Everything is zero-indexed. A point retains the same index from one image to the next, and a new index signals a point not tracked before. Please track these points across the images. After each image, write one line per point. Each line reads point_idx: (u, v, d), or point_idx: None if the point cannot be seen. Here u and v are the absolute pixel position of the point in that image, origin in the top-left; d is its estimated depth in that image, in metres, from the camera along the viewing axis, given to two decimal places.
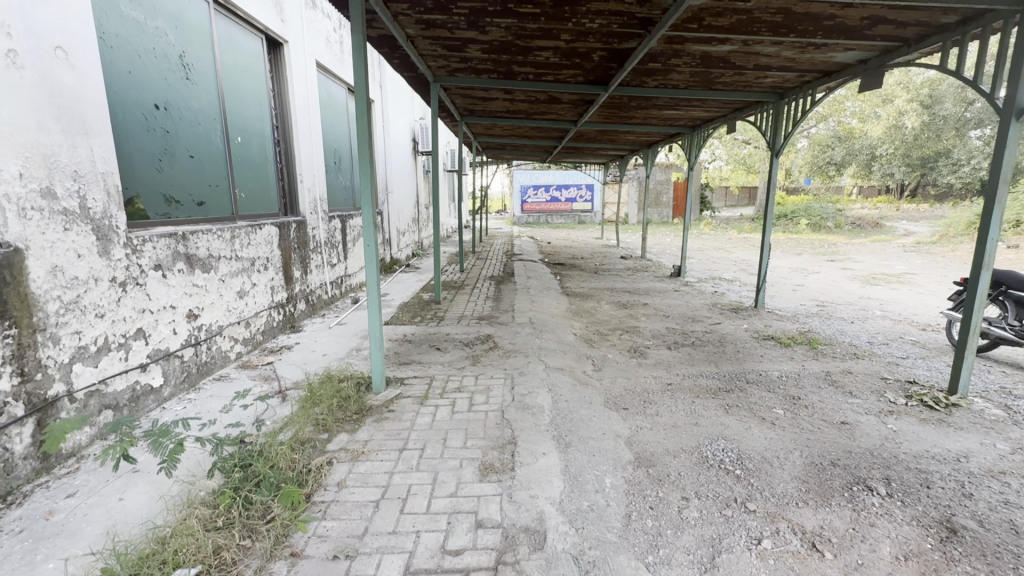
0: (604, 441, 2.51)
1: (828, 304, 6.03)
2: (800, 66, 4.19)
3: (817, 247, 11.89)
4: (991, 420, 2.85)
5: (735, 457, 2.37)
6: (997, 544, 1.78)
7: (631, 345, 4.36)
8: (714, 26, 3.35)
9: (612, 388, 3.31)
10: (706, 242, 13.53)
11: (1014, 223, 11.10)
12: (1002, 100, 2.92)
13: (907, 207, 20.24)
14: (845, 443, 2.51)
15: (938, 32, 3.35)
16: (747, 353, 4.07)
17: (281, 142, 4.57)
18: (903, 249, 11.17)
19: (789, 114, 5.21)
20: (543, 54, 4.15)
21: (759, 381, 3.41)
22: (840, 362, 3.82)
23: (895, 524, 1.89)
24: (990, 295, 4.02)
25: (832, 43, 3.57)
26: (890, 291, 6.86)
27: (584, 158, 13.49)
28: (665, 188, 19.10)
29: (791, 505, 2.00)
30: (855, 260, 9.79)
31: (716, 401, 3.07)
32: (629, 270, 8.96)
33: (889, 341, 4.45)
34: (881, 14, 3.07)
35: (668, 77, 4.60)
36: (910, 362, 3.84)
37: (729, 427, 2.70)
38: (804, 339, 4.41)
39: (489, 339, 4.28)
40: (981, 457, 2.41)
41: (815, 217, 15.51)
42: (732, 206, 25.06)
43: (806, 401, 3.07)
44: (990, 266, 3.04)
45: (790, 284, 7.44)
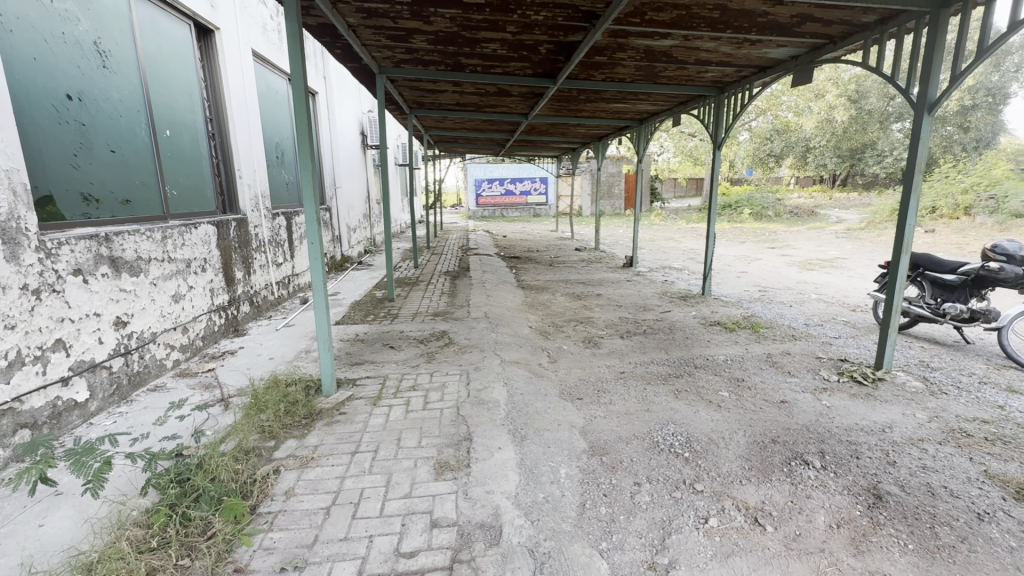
0: (559, 432, 2.55)
1: (769, 289, 6.35)
2: (737, 61, 4.35)
3: (758, 236, 12.49)
4: (912, 392, 3.09)
5: (684, 440, 2.46)
6: (917, 506, 1.93)
7: (585, 336, 4.42)
8: (656, 21, 3.42)
9: (567, 379, 3.35)
10: (657, 232, 13.91)
11: (930, 209, 12.07)
12: (916, 95, 3.14)
13: (840, 196, 21.57)
14: (785, 421, 2.65)
15: (860, 31, 3.56)
16: (695, 339, 4.23)
17: (215, 136, 4.32)
18: (836, 235, 11.92)
19: (729, 107, 5.41)
20: (490, 46, 4.11)
21: (706, 365, 3.55)
22: (779, 344, 4.03)
23: (828, 494, 2.01)
24: (909, 276, 4.32)
25: (765, 39, 3.73)
26: (824, 275, 7.30)
27: (537, 151, 13.51)
28: (616, 180, 19.50)
29: (736, 483, 2.09)
30: (793, 247, 10.34)
31: (667, 386, 3.17)
32: (582, 262, 9.08)
33: (823, 322, 4.74)
34: (807, 12, 3.22)
35: (614, 70, 4.67)
36: (841, 341, 4.10)
37: (679, 411, 2.80)
38: (747, 324, 4.63)
39: (445, 335, 4.24)
40: (903, 427, 2.60)
41: (757, 206, 16.30)
42: (681, 197, 25.94)
43: (749, 382, 3.22)
44: (909, 249, 3.28)
45: (735, 271, 7.77)
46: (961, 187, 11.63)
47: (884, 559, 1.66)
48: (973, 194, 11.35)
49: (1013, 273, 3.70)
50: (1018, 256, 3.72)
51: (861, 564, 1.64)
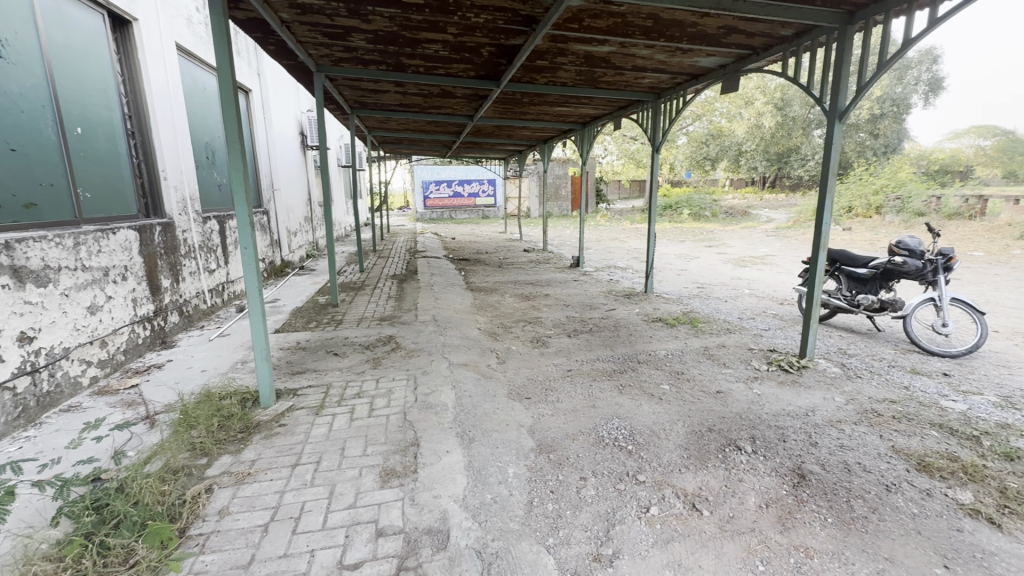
0: (508, 432, 2.56)
1: (706, 286, 6.68)
2: (671, 68, 4.55)
3: (697, 235, 13.11)
4: (832, 377, 3.35)
5: (627, 433, 2.54)
6: (835, 482, 2.10)
7: (533, 336, 4.47)
8: (593, 27, 3.51)
9: (515, 379, 3.37)
10: (603, 233, 14.28)
11: (847, 209, 13.12)
12: (828, 104, 3.41)
13: (769, 197, 23.02)
14: (720, 410, 2.80)
15: (779, 43, 3.82)
16: (639, 335, 4.38)
17: (136, 134, 4.01)
18: (766, 234, 12.71)
19: (665, 112, 5.64)
20: (431, 46, 4.07)
21: (649, 360, 3.69)
22: (716, 337, 4.25)
23: (759, 476, 2.14)
24: (828, 271, 4.68)
25: (695, 48, 3.92)
26: (756, 271, 7.77)
27: (484, 153, 13.53)
28: (563, 182, 19.86)
29: (675, 471, 2.18)
30: (728, 245, 10.93)
31: (611, 382, 3.27)
32: (531, 262, 9.19)
33: (755, 315, 5.04)
34: (732, 24, 3.42)
35: (556, 74, 4.76)
36: (770, 333, 4.38)
37: (623, 405, 2.89)
38: (686, 319, 4.85)
39: (391, 340, 4.15)
40: (824, 410, 2.81)
41: (695, 207, 17.11)
42: (625, 199, 26.79)
43: (688, 375, 3.38)
44: (826, 246, 3.56)
45: (675, 269, 8.11)
46: (873, 188, 12.71)
47: (807, 534, 1.78)
48: (883, 195, 12.46)
49: (913, 265, 4.05)
50: (918, 250, 4.06)
51: (787, 540, 1.75)
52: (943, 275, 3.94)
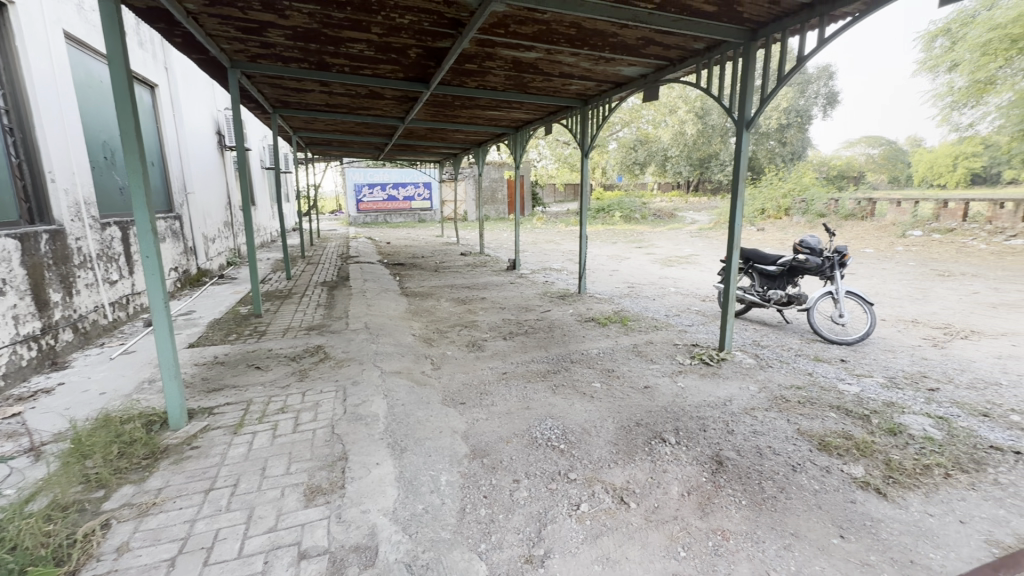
0: (441, 439, 2.52)
1: (636, 285, 6.97)
2: (596, 76, 4.70)
3: (628, 237, 13.66)
4: (747, 368, 3.60)
5: (559, 433, 2.58)
6: (749, 467, 2.25)
7: (469, 340, 4.45)
8: (519, 33, 3.56)
9: (450, 385, 3.32)
10: (540, 235, 14.52)
11: (760, 211, 14.17)
12: (737, 114, 3.67)
13: (693, 200, 24.43)
14: (647, 404, 2.92)
15: (693, 56, 4.06)
16: (572, 335, 4.48)
17: (15, 131, 3.56)
18: (690, 235, 13.49)
19: (593, 118, 5.82)
20: (356, 46, 3.95)
21: (581, 359, 3.78)
22: (644, 335, 4.44)
23: (681, 466, 2.25)
24: (742, 268, 5.04)
25: (617, 57, 4.08)
26: (681, 271, 8.21)
27: (418, 156, 13.33)
28: (499, 185, 19.97)
29: (605, 467, 2.25)
30: (656, 246, 11.48)
31: (545, 382, 3.32)
32: (467, 266, 9.16)
33: (680, 312, 5.32)
34: (650, 36, 3.60)
35: (485, 78, 4.78)
36: (694, 328, 4.64)
37: (556, 405, 2.94)
38: (617, 318, 5.03)
39: (320, 350, 3.97)
40: (740, 398, 3.02)
41: (626, 210, 17.81)
42: (561, 202, 27.41)
43: (617, 372, 3.50)
44: (740, 246, 3.81)
45: (608, 270, 8.40)
46: (782, 192, 13.80)
47: (723, 517, 1.90)
48: (791, 198, 13.60)
49: (814, 262, 4.44)
50: (818, 248, 4.46)
51: (706, 525, 1.85)
52: (839, 271, 4.34)
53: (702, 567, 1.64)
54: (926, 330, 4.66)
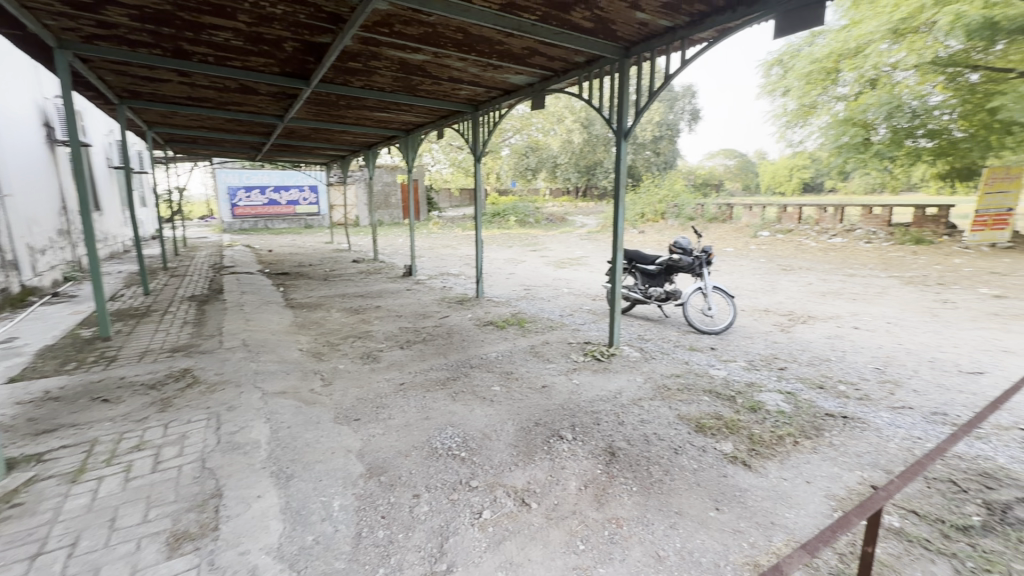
0: (333, 461, 2.35)
1: (532, 287, 7.17)
2: (485, 82, 4.75)
3: (523, 240, 14.04)
4: (633, 361, 3.86)
5: (460, 441, 2.54)
6: (638, 455, 2.40)
7: (363, 351, 4.23)
8: (405, 34, 3.47)
9: (343, 401, 3.11)
10: (436, 240, 14.35)
11: (640, 215, 15.26)
12: (616, 125, 3.93)
13: (582, 205, 25.85)
14: (545, 404, 3.00)
15: (575, 68, 4.28)
16: (471, 340, 4.47)
17: None
18: (580, 237, 14.23)
19: (483, 124, 5.88)
20: (220, 34, 3.56)
21: (481, 364, 3.78)
22: (540, 335, 4.57)
23: (578, 461, 2.34)
24: (626, 268, 5.41)
25: (505, 65, 4.16)
26: (573, 272, 8.61)
27: (302, 157, 12.47)
28: (392, 189, 19.38)
29: (506, 470, 2.26)
30: (550, 249, 11.94)
31: (444, 390, 3.25)
32: (360, 273, 8.74)
33: (573, 312, 5.56)
34: (535, 46, 3.71)
35: (371, 78, 4.59)
36: (586, 327, 4.89)
37: (455, 413, 2.90)
38: (515, 320, 5.12)
39: (187, 374, 3.50)
40: (628, 391, 3.22)
41: (520, 214, 18.29)
42: (457, 207, 27.38)
43: (516, 374, 3.55)
44: (623, 247, 4.08)
45: (504, 273, 8.53)
46: (658, 198, 15.06)
47: (617, 505, 2.00)
48: (666, 203, 14.94)
49: (686, 261, 4.91)
50: (689, 249, 4.94)
51: (602, 515, 1.94)
52: (706, 268, 4.86)
53: (599, 557, 1.71)
54: (775, 318, 5.40)
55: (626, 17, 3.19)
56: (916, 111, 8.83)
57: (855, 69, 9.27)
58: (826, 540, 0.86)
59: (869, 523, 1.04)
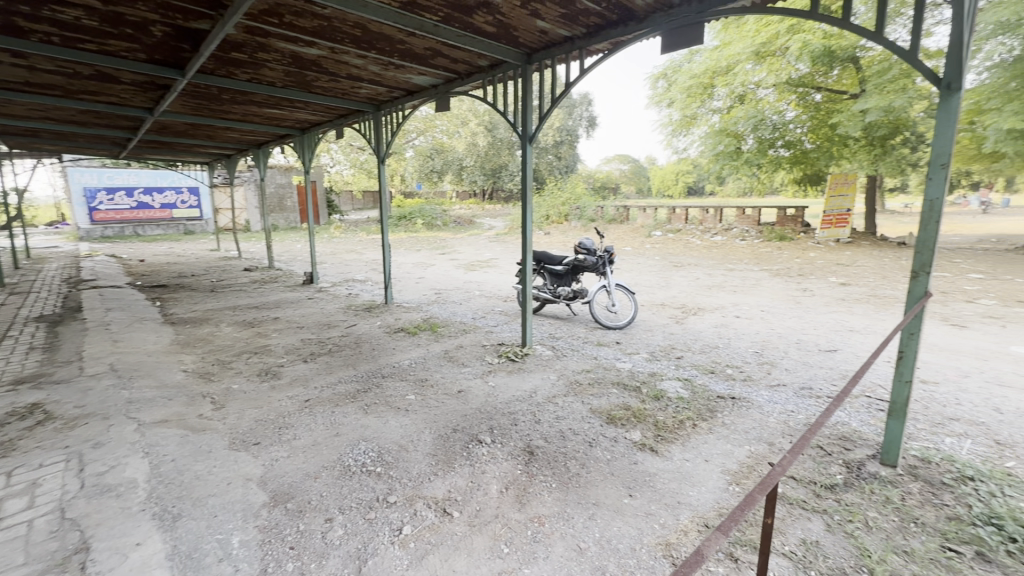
0: (230, 492, 2.12)
1: (443, 291, 7.08)
2: (387, 82, 4.60)
3: (431, 244, 13.82)
4: (546, 359, 3.96)
5: (374, 456, 2.42)
6: (556, 452, 2.46)
7: (261, 368, 3.87)
8: (297, 26, 3.25)
9: (239, 425, 2.82)
10: (339, 245, 13.62)
11: (545, 217, 15.70)
12: (521, 129, 4.00)
13: (489, 207, 26.08)
14: (462, 409, 2.97)
15: (479, 72, 4.29)
16: (381, 348, 4.29)
17: None
18: (489, 240, 14.34)
19: (386, 124, 5.69)
20: (68, 11, 3.06)
21: (393, 373, 3.64)
22: (454, 339, 4.52)
23: (498, 464, 2.34)
24: (536, 269, 5.54)
25: (407, 65, 4.05)
26: (483, 274, 8.65)
27: (179, 156, 11.18)
28: (287, 192, 18.07)
29: (425, 481, 2.19)
30: (459, 252, 11.88)
31: (355, 404, 3.08)
32: (254, 283, 8.03)
33: (485, 314, 5.58)
34: (438, 47, 3.66)
35: (259, 72, 4.23)
36: (498, 328, 4.92)
37: (368, 426, 2.76)
38: (426, 326, 5.01)
39: (36, 410, 2.95)
40: (543, 389, 3.30)
41: (427, 217, 18.00)
42: (360, 210, 26.26)
43: (430, 381, 3.47)
44: (532, 249, 4.17)
45: (414, 278, 8.33)
46: (561, 200, 15.60)
47: (538, 504, 2.03)
48: (569, 206, 15.55)
49: (591, 261, 5.14)
50: (592, 249, 5.19)
51: (525, 515, 1.95)
52: (609, 267, 5.13)
53: (524, 558, 1.71)
54: (670, 311, 5.86)
55: (527, 24, 3.27)
56: (776, 124, 10.07)
57: (726, 85, 10.32)
58: (735, 518, 0.86)
59: (767, 498, 1.08)
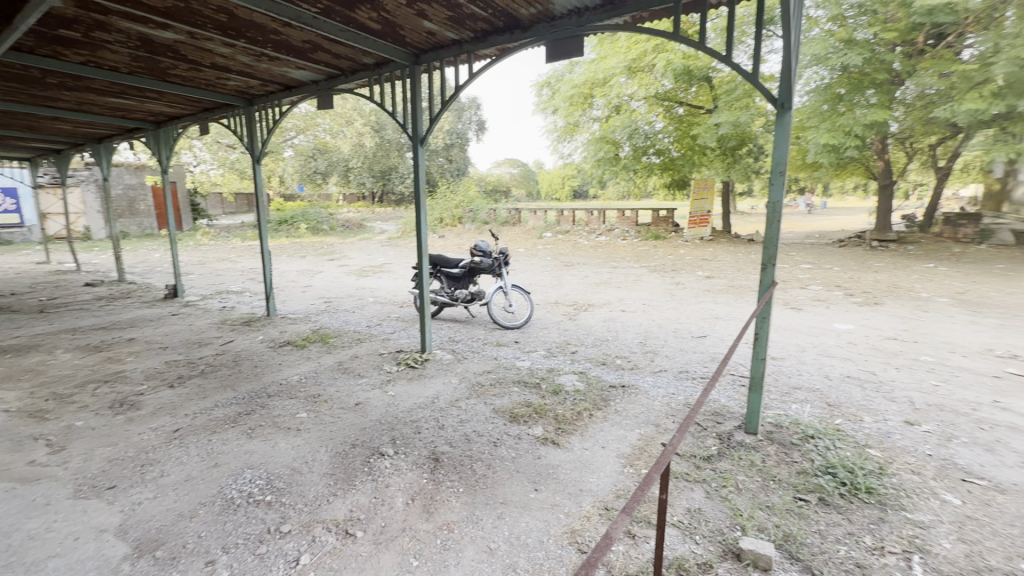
0: (78, 550, 1.78)
1: (333, 299, 6.69)
2: (260, 74, 4.22)
3: (318, 249, 12.97)
4: (447, 363, 3.93)
5: (263, 484, 2.21)
6: (461, 456, 2.44)
7: (113, 399, 3.32)
8: (146, 5, 2.84)
9: (87, 468, 2.39)
10: (208, 254, 12.19)
11: (439, 220, 15.54)
12: (411, 131, 3.92)
13: (379, 210, 25.20)
14: (361, 422, 2.83)
15: (363, 70, 4.12)
16: (265, 365, 3.92)
17: None
18: (381, 244, 13.84)
19: (261, 121, 5.21)
20: None
21: (281, 391, 3.35)
22: (348, 350, 4.29)
23: (402, 475, 2.26)
24: (432, 273, 5.46)
25: (283, 58, 3.76)
26: (377, 280, 8.33)
27: None
28: (138, 193, 15.75)
29: (324, 504, 2.04)
30: (349, 257, 11.30)
31: (236, 429, 2.78)
32: (99, 300, 6.88)
33: (381, 321, 5.37)
34: (318, 41, 3.45)
35: (97, 54, 3.63)
36: (396, 335, 4.77)
37: (254, 451, 2.50)
38: (317, 337, 4.68)
39: None
40: (445, 394, 3.26)
41: (312, 221, 16.86)
42: (232, 214, 23.77)
43: (324, 395, 3.25)
44: (428, 252, 4.11)
45: (299, 286, 7.75)
46: (454, 203, 15.56)
47: (446, 510, 2.00)
48: (462, 209, 15.56)
49: (487, 263, 5.20)
50: (488, 251, 5.26)
51: (433, 525, 1.91)
52: (505, 269, 5.23)
53: (434, 569, 1.68)
54: (563, 308, 6.15)
55: (414, 24, 3.21)
56: (648, 134, 11.05)
57: (604, 96, 11.10)
58: (636, 502, 0.92)
59: (660, 476, 1.17)
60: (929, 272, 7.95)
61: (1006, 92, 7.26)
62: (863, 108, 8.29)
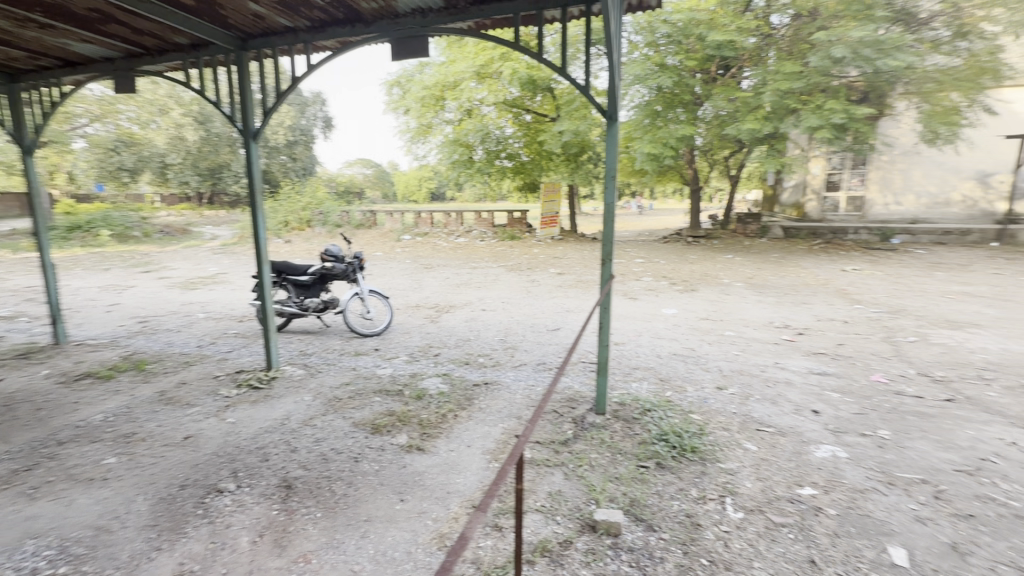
0: None
1: (150, 319, 5.66)
2: (25, 44, 3.38)
3: (127, 260, 10.85)
4: (298, 380, 3.59)
5: (54, 554, 1.77)
6: (317, 478, 2.26)
7: None
8: None
9: None
10: None
11: (284, 223, 14.13)
12: (241, 124, 3.50)
13: (209, 213, 22.06)
14: (191, 458, 2.44)
15: (175, 50, 3.55)
16: (54, 406, 3.15)
17: None
18: (212, 251, 12.12)
19: (30, 102, 4.17)
20: None
21: (78, 435, 2.73)
22: (172, 376, 3.66)
23: (247, 511, 2.01)
24: (276, 281, 4.94)
25: (58, 26, 3.05)
26: (208, 292, 7.28)
27: None
28: None
29: (143, 563, 1.72)
30: (170, 268, 9.67)
31: (9, 491, 2.18)
32: None
33: (215, 339, 4.70)
34: (109, 11, 2.88)
35: None
36: (235, 354, 4.21)
37: (39, 516, 2.00)
38: (128, 365, 3.91)
39: None
40: (297, 413, 2.98)
41: (117, 226, 14.05)
42: None
43: (141, 433, 2.73)
44: (269, 259, 3.71)
45: (101, 305, 6.40)
46: (301, 205, 14.31)
47: (302, 541, 1.83)
48: (310, 211, 14.39)
49: (339, 269, 4.89)
50: (340, 255, 4.94)
51: (287, 559, 1.73)
52: (360, 274, 4.98)
53: None
54: (424, 311, 6.07)
55: (237, 4, 2.87)
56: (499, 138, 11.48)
57: (455, 99, 11.24)
58: (491, 495, 0.92)
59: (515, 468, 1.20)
60: (729, 262, 9.64)
61: (772, 116, 8.92)
62: (675, 123, 9.70)
